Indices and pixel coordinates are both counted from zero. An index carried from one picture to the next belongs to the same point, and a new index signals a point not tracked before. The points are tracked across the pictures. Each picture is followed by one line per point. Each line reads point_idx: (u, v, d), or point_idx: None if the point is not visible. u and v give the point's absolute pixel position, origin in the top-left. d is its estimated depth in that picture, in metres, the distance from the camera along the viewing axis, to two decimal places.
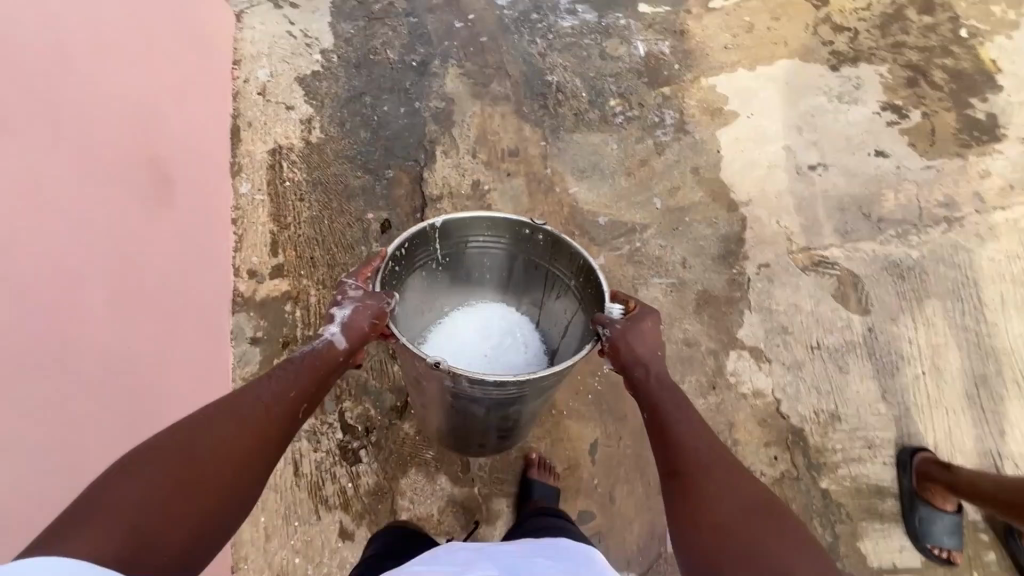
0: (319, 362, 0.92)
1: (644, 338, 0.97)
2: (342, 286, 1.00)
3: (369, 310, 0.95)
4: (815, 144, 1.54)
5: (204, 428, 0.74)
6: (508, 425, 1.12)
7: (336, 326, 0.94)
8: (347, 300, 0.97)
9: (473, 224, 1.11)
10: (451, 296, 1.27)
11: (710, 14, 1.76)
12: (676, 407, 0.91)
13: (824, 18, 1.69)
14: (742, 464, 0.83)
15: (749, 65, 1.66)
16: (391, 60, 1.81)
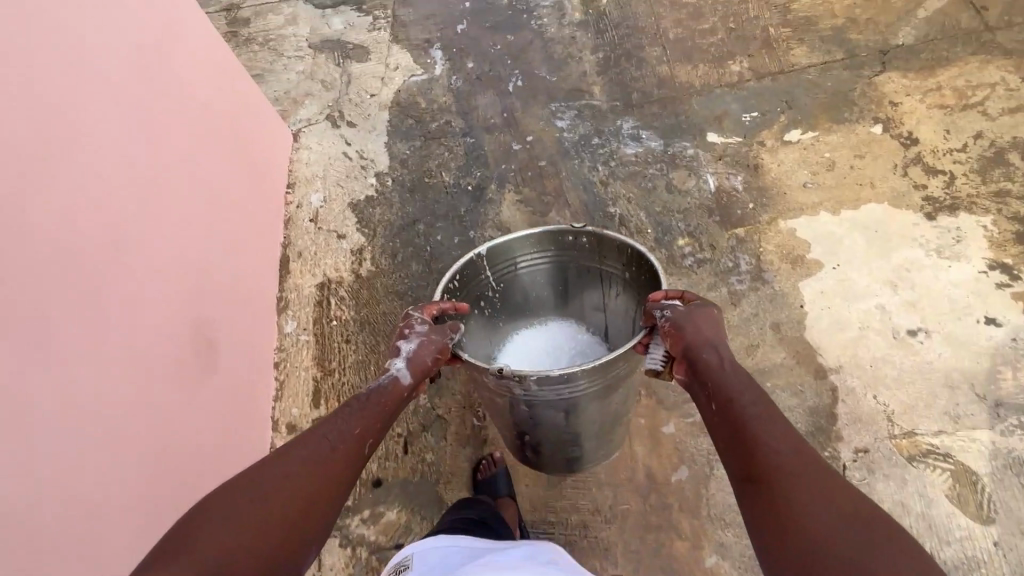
0: (386, 397, 0.95)
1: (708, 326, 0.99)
2: (408, 319, 1.05)
3: (433, 345, 1.01)
4: (914, 304, 1.38)
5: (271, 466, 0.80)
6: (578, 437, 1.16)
7: (402, 361, 0.98)
8: (413, 334, 1.02)
9: (518, 243, 1.19)
10: (514, 316, 1.34)
11: (786, 147, 1.65)
12: (751, 401, 0.87)
13: (914, 158, 1.56)
14: (828, 465, 0.75)
15: (831, 208, 1.53)
16: (447, 183, 1.75)
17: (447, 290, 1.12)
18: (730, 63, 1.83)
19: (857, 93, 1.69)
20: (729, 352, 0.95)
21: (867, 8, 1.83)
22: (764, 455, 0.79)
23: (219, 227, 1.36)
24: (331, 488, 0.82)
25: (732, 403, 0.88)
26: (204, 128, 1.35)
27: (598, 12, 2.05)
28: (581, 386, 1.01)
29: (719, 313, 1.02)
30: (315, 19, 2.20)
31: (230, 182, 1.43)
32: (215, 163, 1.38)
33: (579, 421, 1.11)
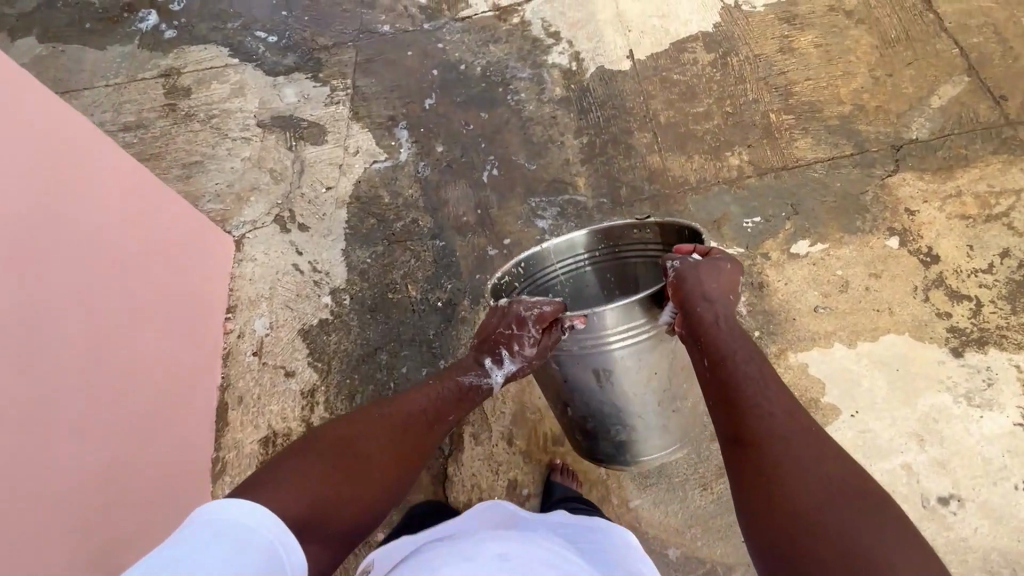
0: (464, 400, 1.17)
1: (716, 281, 1.06)
2: (517, 339, 1.11)
3: (527, 368, 1.15)
4: (944, 465, 1.22)
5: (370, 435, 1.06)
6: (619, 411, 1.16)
7: (498, 376, 1.17)
8: (516, 356, 1.13)
9: (591, 239, 1.27)
10: (584, 307, 1.39)
11: (794, 261, 1.47)
12: (745, 360, 1.00)
13: (935, 279, 1.40)
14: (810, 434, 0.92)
15: (847, 339, 1.36)
16: (412, 297, 1.54)
17: (511, 274, 1.24)
18: (728, 154, 1.65)
19: (869, 196, 1.52)
20: (728, 307, 1.06)
21: (876, 94, 1.66)
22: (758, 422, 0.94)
23: (132, 369, 1.21)
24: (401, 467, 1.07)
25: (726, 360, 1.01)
26: (114, 260, 1.21)
27: (580, 88, 1.85)
28: (611, 340, 1.07)
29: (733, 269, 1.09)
30: (265, 91, 1.96)
31: (149, 316, 1.28)
32: (129, 302, 1.23)
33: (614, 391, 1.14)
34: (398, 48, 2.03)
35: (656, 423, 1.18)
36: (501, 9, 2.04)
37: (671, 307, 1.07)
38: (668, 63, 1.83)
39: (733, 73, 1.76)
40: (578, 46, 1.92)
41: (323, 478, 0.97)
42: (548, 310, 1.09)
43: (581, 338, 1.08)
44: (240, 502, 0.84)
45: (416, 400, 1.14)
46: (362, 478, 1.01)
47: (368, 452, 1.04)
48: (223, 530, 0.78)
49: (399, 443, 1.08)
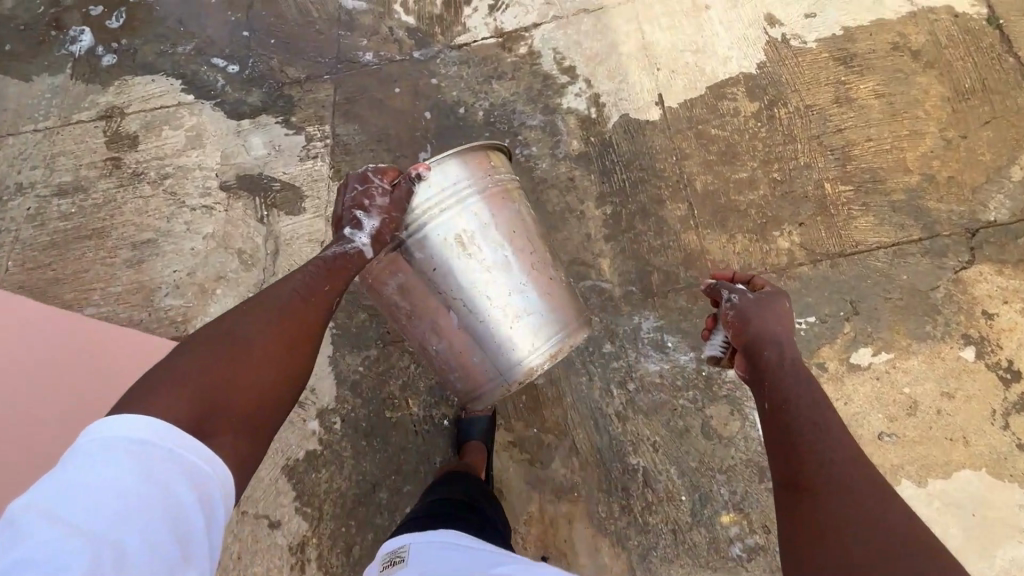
0: (344, 269, 1.04)
1: (775, 317, 1.09)
2: (369, 191, 1.05)
3: (396, 222, 1.05)
4: None
5: (236, 330, 0.90)
6: (489, 282, 1.12)
7: (368, 238, 1.04)
8: (373, 210, 1.04)
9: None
10: None
11: (855, 375, 1.28)
12: (812, 403, 0.95)
13: (1017, 402, 1.22)
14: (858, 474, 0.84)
15: (917, 477, 1.19)
16: (414, 415, 1.32)
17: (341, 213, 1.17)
18: (776, 234, 1.42)
19: (940, 294, 1.32)
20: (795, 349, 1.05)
21: (947, 161, 1.43)
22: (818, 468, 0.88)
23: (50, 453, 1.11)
24: (290, 362, 0.91)
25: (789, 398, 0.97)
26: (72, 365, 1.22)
27: (602, 142, 1.58)
28: (458, 197, 1.08)
29: (788, 304, 1.13)
30: (227, 140, 1.66)
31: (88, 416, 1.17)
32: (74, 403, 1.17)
33: (482, 261, 1.11)
34: (384, 83, 1.72)
35: (534, 303, 1.16)
36: (504, 36, 1.73)
37: (496, 169, 1.15)
38: (704, 113, 1.56)
39: (781, 128, 1.51)
40: (598, 87, 1.64)
41: (198, 370, 0.83)
42: (390, 167, 1.08)
43: (434, 191, 1.06)
44: (105, 425, 0.70)
45: (297, 283, 1.00)
46: (232, 363, 0.85)
47: (237, 342, 0.88)
48: (113, 447, 0.68)
49: (296, 324, 0.95)
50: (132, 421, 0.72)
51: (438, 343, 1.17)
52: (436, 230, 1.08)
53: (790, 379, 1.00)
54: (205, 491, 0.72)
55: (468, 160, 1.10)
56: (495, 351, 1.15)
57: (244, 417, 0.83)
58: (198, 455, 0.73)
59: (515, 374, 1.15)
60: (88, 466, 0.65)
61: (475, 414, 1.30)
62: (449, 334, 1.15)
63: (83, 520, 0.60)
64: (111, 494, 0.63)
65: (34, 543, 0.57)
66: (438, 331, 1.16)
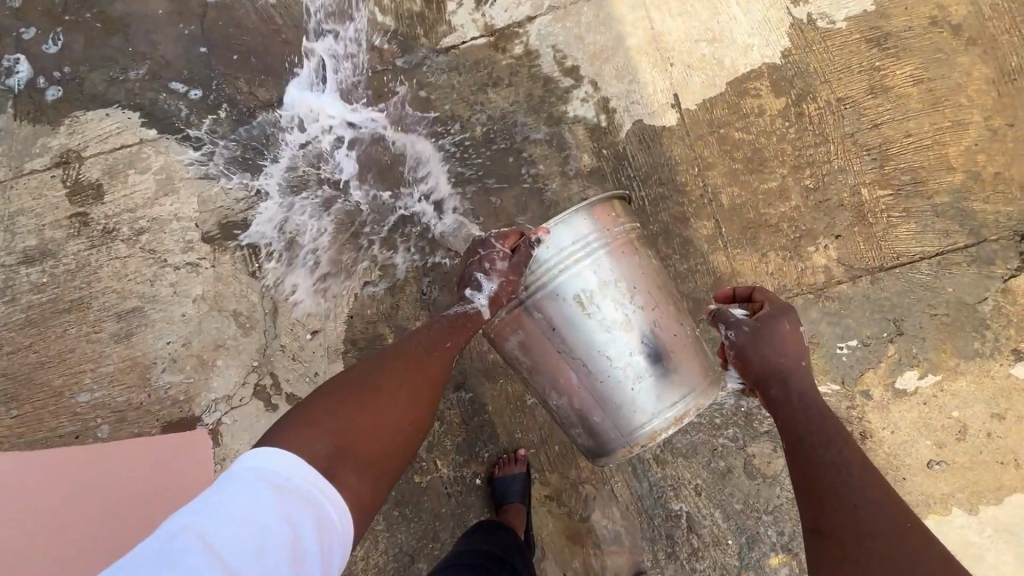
0: (467, 324, 1.03)
1: (777, 343, 0.94)
2: (489, 253, 1.01)
3: (513, 286, 1.00)
4: None
5: (372, 371, 0.94)
6: (612, 342, 1.00)
7: (484, 298, 1.02)
8: (491, 272, 1.01)
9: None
10: None
11: (901, 402, 1.23)
12: (826, 440, 0.86)
13: None
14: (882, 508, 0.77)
15: (966, 504, 1.18)
16: (444, 477, 1.28)
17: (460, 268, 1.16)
18: (811, 250, 1.33)
19: (989, 307, 1.24)
20: (805, 374, 0.93)
21: (994, 154, 1.31)
22: (842, 508, 0.79)
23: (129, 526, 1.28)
24: (421, 408, 0.94)
25: (800, 438, 0.87)
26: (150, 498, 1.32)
27: (615, 155, 1.45)
28: (581, 255, 0.98)
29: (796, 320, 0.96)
30: (202, 182, 1.49)
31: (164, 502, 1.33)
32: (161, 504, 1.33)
33: (607, 318, 0.99)
34: (366, 100, 1.52)
35: (658, 356, 1.02)
36: (496, 34, 1.50)
37: (621, 222, 1.03)
38: (726, 114, 1.41)
39: (811, 128, 1.38)
40: (605, 89, 1.47)
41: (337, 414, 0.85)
42: (511, 231, 1.03)
43: (556, 253, 0.97)
44: (264, 455, 0.76)
45: (422, 333, 1.03)
46: (370, 417, 0.87)
47: (376, 387, 0.91)
48: (262, 476, 0.73)
49: (420, 369, 0.97)
50: (286, 459, 0.76)
51: (557, 397, 1.07)
52: (560, 289, 0.98)
53: (800, 415, 0.89)
54: (330, 539, 0.74)
55: (593, 216, 0.99)
56: (620, 408, 1.02)
57: (380, 469, 0.85)
58: (331, 503, 0.75)
59: (642, 433, 1.04)
60: (243, 490, 0.71)
61: (511, 471, 1.25)
62: (569, 391, 1.05)
63: (224, 549, 0.65)
64: (251, 527, 0.68)
65: (182, 568, 0.62)
66: (559, 388, 1.06)
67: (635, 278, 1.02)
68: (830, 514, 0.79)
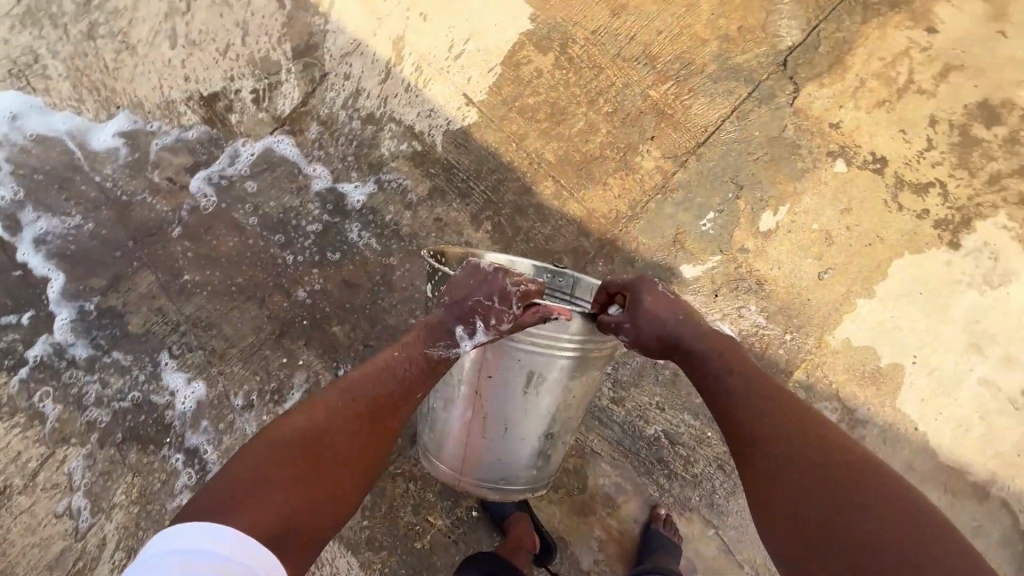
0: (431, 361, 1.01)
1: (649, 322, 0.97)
2: (498, 305, 0.94)
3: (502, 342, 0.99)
4: (1009, 359, 1.22)
5: (325, 423, 0.95)
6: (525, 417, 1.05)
7: (469, 344, 0.99)
8: (491, 328, 0.95)
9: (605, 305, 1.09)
10: None
11: (772, 240, 1.35)
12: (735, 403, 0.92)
13: (895, 183, 1.34)
14: (809, 460, 0.83)
15: (865, 291, 1.29)
16: (444, 527, 1.26)
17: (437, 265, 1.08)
18: (638, 159, 1.45)
19: (791, 131, 1.40)
20: (683, 332, 0.98)
21: (730, 14, 1.48)
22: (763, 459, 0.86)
23: None
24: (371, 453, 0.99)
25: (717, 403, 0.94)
26: None
27: (442, 168, 1.52)
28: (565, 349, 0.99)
29: (654, 287, 1.01)
30: (74, 392, 1.41)
31: None
32: None
33: (540, 399, 1.04)
34: (199, 237, 1.51)
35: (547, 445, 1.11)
36: (285, 121, 1.56)
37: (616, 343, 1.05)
38: (513, 88, 1.53)
39: (584, 65, 1.51)
40: (405, 120, 1.55)
41: (289, 476, 0.88)
42: (534, 288, 0.95)
43: (552, 337, 0.97)
44: (194, 529, 0.75)
45: (378, 365, 1.02)
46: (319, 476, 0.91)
47: (327, 442, 0.94)
48: (189, 562, 0.72)
49: (376, 416, 1.00)
50: (215, 531, 0.75)
51: (439, 407, 1.13)
52: (524, 355, 1.00)
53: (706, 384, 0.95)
54: None
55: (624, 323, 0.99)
56: (495, 460, 1.09)
57: (325, 522, 0.90)
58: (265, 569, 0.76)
59: (499, 487, 1.12)
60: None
61: None
62: (452, 416, 1.10)
63: None
64: None
65: None
66: (450, 403, 1.10)
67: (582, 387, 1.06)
68: (756, 469, 0.87)
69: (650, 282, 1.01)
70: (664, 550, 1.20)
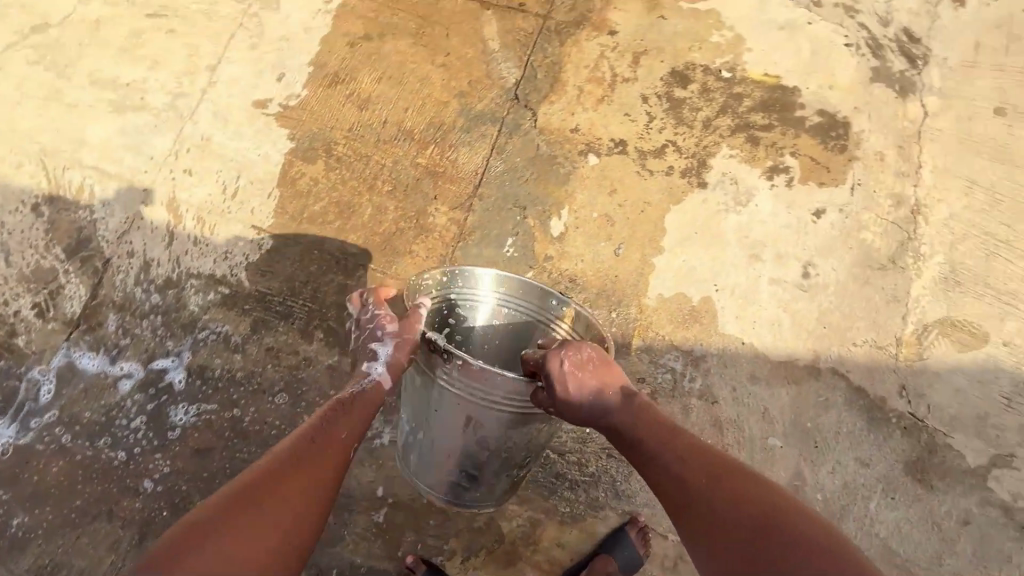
0: (355, 404, 1.09)
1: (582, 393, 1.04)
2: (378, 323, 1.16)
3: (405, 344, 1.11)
4: (782, 255, 1.41)
5: (264, 483, 0.93)
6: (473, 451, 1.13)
7: (381, 366, 1.11)
8: (385, 337, 1.13)
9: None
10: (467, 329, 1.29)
11: (567, 240, 1.48)
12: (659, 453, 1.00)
13: (639, 155, 1.55)
14: (735, 501, 0.91)
15: (655, 250, 1.45)
16: None
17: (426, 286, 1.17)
18: (430, 218, 1.55)
19: (544, 146, 1.59)
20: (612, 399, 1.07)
21: (457, 76, 1.70)
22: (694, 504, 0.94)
23: None
24: (313, 512, 0.95)
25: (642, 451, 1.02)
26: None
27: (256, 299, 1.52)
28: (506, 402, 1.05)
29: (588, 355, 1.06)
30: None
31: None
32: None
33: (483, 438, 1.11)
34: (16, 478, 1.36)
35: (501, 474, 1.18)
36: (79, 320, 1.50)
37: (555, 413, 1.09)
38: (297, 202, 1.60)
39: (353, 158, 1.63)
40: (203, 271, 1.54)
41: (226, 534, 0.86)
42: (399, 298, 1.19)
43: (484, 389, 1.03)
44: None
45: (318, 425, 1.05)
46: (255, 534, 0.87)
47: (268, 500, 0.91)
48: None
49: (316, 473, 0.98)
50: None
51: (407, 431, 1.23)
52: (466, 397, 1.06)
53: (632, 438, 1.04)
54: None
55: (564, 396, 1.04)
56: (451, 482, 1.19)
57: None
58: None
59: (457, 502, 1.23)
60: None
61: None
62: (415, 440, 1.20)
63: None
64: None
65: None
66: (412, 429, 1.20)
67: (532, 431, 1.11)
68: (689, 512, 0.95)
69: (561, 365, 1.03)
70: (607, 551, 1.18)
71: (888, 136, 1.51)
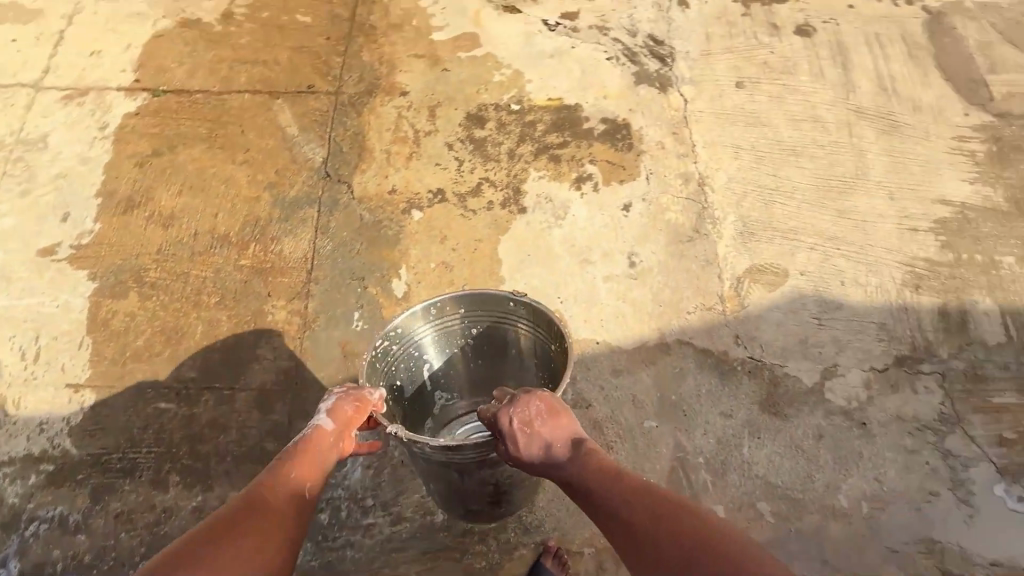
0: (315, 445, 1.03)
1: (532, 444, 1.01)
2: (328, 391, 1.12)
3: (349, 397, 1.08)
4: (607, 253, 1.53)
5: (236, 519, 0.90)
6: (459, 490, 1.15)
7: (323, 416, 1.06)
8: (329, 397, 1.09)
9: (536, 348, 1.24)
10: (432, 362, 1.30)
11: (413, 296, 1.49)
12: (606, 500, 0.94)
13: (458, 198, 1.61)
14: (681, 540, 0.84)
15: (496, 282, 1.50)
16: None
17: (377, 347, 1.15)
18: (269, 316, 1.49)
19: (366, 214, 1.60)
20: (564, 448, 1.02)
21: (262, 169, 1.68)
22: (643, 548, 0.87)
23: None
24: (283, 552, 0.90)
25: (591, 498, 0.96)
26: None
27: (89, 464, 1.33)
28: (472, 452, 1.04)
29: (536, 407, 1.04)
30: None
31: None
32: None
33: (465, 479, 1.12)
34: None
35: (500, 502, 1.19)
36: None
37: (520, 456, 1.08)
38: (116, 343, 1.46)
39: (171, 279, 1.53)
40: (17, 453, 1.34)
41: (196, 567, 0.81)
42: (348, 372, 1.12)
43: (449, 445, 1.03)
44: None
45: (288, 463, 1.00)
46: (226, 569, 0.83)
47: (239, 537, 0.87)
48: None
49: (286, 514, 0.94)
50: None
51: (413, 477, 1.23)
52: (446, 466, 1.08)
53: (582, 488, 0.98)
54: None
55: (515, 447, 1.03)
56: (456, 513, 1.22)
57: None
58: None
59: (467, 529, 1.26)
60: None
61: None
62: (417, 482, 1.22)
63: None
64: None
65: None
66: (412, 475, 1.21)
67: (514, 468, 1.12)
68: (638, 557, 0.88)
69: (508, 423, 1.02)
70: None
71: (662, 126, 1.72)
